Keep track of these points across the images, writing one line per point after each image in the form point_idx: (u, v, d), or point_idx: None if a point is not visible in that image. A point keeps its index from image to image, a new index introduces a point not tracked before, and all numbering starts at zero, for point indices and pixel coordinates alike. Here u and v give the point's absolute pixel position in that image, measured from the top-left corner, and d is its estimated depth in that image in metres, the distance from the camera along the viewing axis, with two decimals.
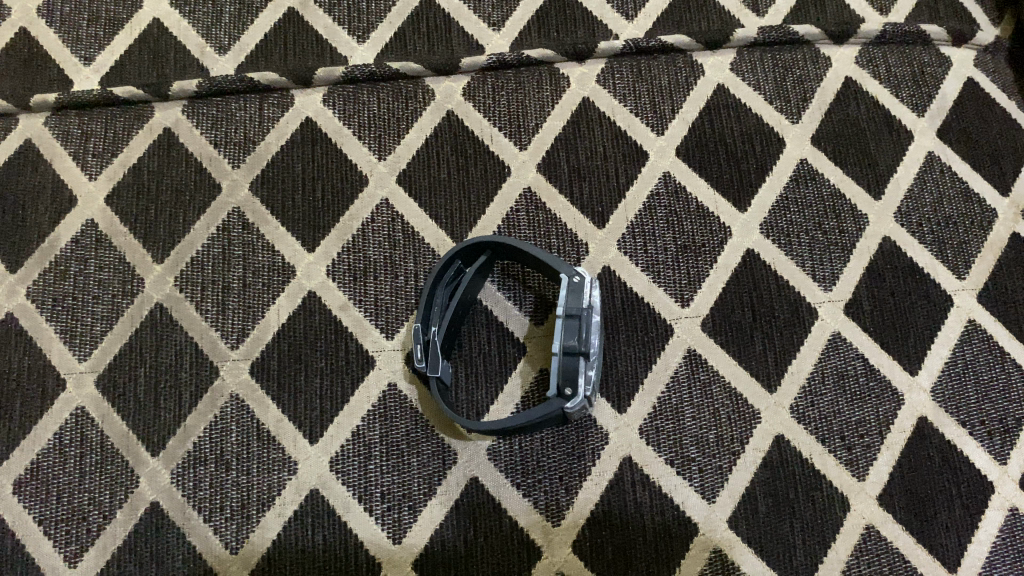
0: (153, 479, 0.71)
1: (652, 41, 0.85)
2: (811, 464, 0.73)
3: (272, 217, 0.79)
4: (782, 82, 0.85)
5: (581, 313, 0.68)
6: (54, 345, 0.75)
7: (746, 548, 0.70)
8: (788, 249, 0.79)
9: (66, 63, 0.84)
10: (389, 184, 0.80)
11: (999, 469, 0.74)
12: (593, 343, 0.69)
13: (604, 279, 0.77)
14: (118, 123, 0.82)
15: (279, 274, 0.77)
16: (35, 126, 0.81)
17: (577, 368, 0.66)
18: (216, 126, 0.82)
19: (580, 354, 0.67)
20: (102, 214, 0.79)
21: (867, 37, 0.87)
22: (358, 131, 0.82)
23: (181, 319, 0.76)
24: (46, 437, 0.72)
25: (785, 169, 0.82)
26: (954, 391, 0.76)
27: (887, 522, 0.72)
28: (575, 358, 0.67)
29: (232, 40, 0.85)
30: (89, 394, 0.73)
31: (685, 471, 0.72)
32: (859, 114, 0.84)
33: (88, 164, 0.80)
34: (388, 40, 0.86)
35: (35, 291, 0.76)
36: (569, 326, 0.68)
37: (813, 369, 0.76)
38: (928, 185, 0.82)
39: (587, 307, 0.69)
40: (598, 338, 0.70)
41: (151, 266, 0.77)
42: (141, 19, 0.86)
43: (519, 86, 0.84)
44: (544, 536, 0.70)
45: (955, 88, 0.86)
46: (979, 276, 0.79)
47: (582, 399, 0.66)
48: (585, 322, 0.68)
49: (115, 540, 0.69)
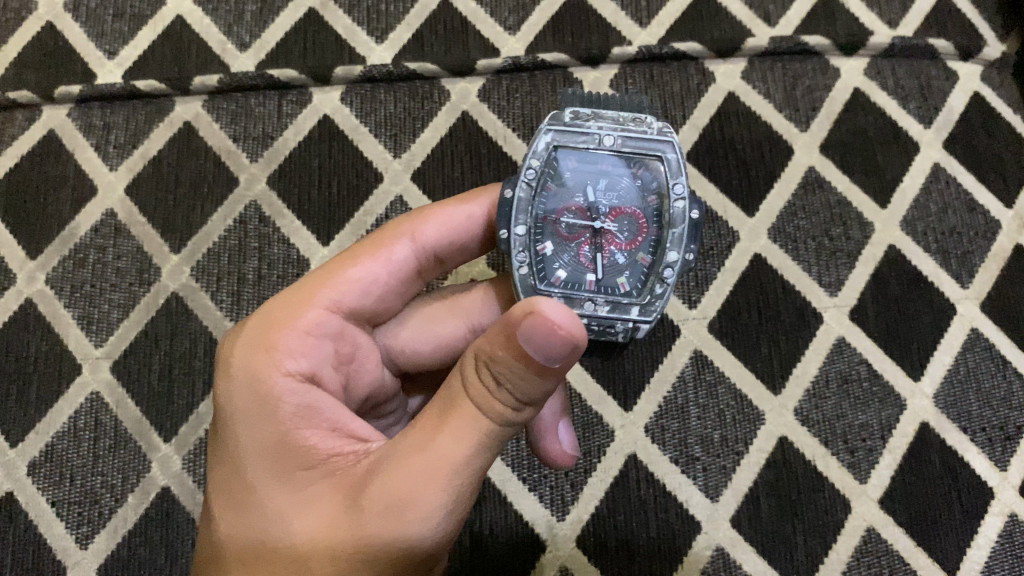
0: (165, 465, 0.72)
1: (665, 48, 0.86)
2: (813, 466, 0.74)
3: (288, 211, 0.80)
4: (792, 91, 0.86)
5: (540, 169, 0.54)
6: (72, 331, 0.76)
7: (747, 547, 0.72)
8: (796, 254, 0.80)
9: (90, 57, 0.85)
10: (404, 181, 0.81)
11: (999, 475, 0.75)
12: (569, 212, 0.55)
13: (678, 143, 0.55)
14: (140, 115, 0.83)
15: (293, 266, 0.78)
16: (58, 117, 0.83)
17: (510, 250, 0.53)
18: (235, 120, 0.83)
19: (525, 233, 0.53)
20: (122, 205, 0.81)
21: (876, 49, 0.88)
22: (375, 129, 0.83)
23: (196, 308, 0.77)
24: (61, 420, 0.74)
25: (793, 176, 0.83)
26: (956, 398, 0.77)
27: (887, 525, 0.73)
28: (509, 245, 0.53)
29: (253, 37, 0.86)
30: (104, 380, 0.75)
31: (689, 469, 0.74)
32: (867, 124, 0.86)
33: (109, 155, 0.82)
34: (406, 41, 0.86)
35: (55, 278, 0.78)
36: (508, 200, 0.54)
37: (817, 373, 0.77)
38: (934, 196, 0.83)
39: (549, 151, 0.54)
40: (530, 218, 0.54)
41: (168, 255, 0.79)
42: (165, 15, 0.87)
43: (533, 88, 0.85)
44: (550, 531, 0.72)
45: (961, 101, 0.87)
46: (982, 286, 0.81)
47: (523, 281, 0.54)
48: (529, 179, 0.54)
49: (127, 523, 0.71)
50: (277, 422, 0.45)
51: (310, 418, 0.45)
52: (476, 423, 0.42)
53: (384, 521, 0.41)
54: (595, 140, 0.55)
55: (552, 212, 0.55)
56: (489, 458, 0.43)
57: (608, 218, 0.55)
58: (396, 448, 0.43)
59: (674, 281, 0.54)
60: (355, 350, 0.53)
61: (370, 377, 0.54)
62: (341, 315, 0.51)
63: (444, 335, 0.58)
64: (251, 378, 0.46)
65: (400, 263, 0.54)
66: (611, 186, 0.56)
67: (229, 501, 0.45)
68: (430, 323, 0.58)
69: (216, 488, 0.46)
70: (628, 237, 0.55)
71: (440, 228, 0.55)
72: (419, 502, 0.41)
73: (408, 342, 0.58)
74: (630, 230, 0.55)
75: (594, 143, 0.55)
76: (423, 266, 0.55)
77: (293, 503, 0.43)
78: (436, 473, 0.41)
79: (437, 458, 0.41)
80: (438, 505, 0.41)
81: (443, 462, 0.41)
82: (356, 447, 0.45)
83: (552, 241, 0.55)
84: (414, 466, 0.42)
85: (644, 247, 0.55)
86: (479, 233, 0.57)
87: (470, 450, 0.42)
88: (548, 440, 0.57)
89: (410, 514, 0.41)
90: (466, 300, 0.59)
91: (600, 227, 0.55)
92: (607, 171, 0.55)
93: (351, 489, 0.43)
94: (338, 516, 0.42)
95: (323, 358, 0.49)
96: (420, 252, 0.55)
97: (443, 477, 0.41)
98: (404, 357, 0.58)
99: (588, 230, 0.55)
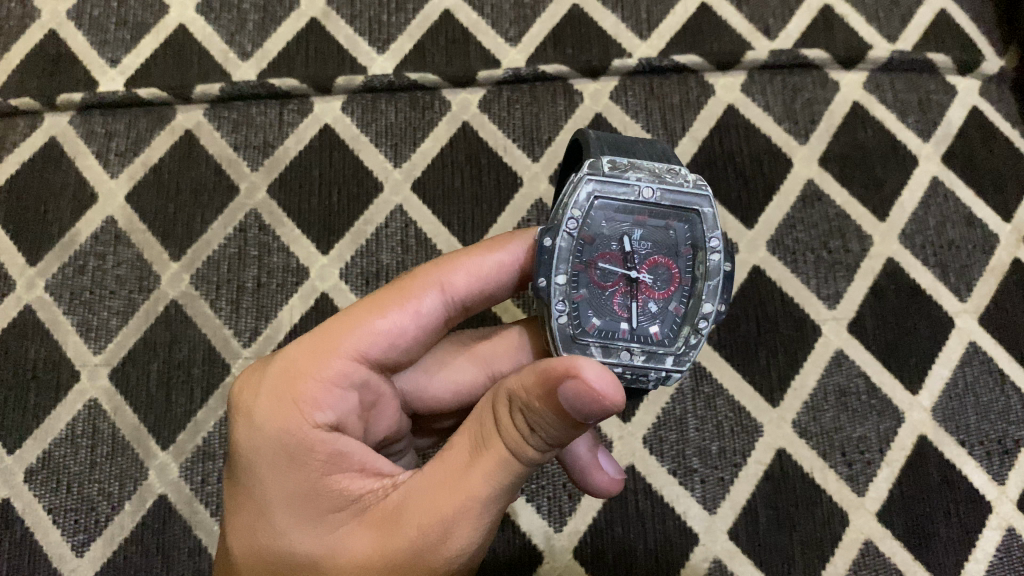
0: (163, 472, 0.72)
1: (665, 61, 0.87)
2: (811, 478, 0.74)
3: (288, 219, 0.80)
4: (791, 104, 0.87)
5: (580, 219, 0.53)
6: (70, 337, 0.76)
7: (745, 559, 0.72)
8: (795, 266, 0.81)
9: (93, 64, 0.86)
10: (404, 191, 0.81)
11: (997, 489, 0.75)
12: (606, 261, 0.54)
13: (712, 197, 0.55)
14: (141, 123, 0.83)
15: (293, 274, 0.78)
16: (60, 124, 0.83)
17: (550, 299, 0.53)
18: (236, 129, 0.83)
19: (564, 281, 0.53)
20: (122, 212, 0.81)
21: (875, 63, 0.88)
22: (375, 138, 0.83)
23: (195, 316, 0.77)
24: (59, 427, 0.74)
25: (793, 189, 0.83)
26: (954, 411, 0.77)
27: (885, 538, 0.73)
28: (548, 294, 0.52)
29: (255, 47, 0.87)
30: (102, 387, 0.75)
31: (687, 481, 0.74)
32: (866, 137, 0.86)
33: (110, 162, 0.82)
34: (407, 51, 0.87)
35: (54, 285, 0.78)
36: (547, 248, 0.52)
37: (815, 385, 0.77)
38: (932, 209, 0.84)
39: (589, 201, 0.53)
40: (569, 267, 0.53)
41: (167, 263, 0.79)
42: (167, 24, 0.88)
43: (534, 100, 0.85)
44: (547, 542, 0.72)
45: (960, 116, 0.87)
46: (980, 299, 0.81)
47: (560, 329, 0.53)
48: (570, 229, 0.53)
49: (124, 531, 0.71)
50: (301, 466, 0.45)
51: (337, 461, 0.46)
52: (508, 463, 0.43)
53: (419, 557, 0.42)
54: (634, 191, 0.54)
55: (589, 259, 0.54)
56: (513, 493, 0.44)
57: (643, 269, 0.55)
58: (422, 486, 0.44)
59: (708, 331, 0.55)
60: (379, 396, 0.53)
61: (387, 424, 0.55)
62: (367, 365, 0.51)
63: (462, 381, 0.59)
64: (276, 427, 0.46)
65: (428, 315, 0.52)
66: (647, 235, 0.55)
67: (257, 545, 0.45)
68: (450, 369, 0.59)
69: (242, 535, 0.46)
70: (662, 286, 0.55)
71: (469, 277, 0.54)
72: (452, 539, 0.42)
73: (426, 385, 0.58)
74: (664, 279, 0.55)
75: (633, 195, 0.54)
76: (452, 316, 0.54)
77: (325, 545, 0.44)
78: (468, 508, 0.42)
79: (469, 495, 0.42)
80: (471, 538, 0.42)
81: (474, 497, 0.42)
82: (381, 483, 0.46)
83: (588, 289, 0.54)
84: (441, 506, 0.42)
85: (677, 297, 0.56)
86: (508, 281, 0.56)
87: (500, 488, 0.43)
88: (598, 475, 0.56)
89: (445, 547, 0.42)
90: (488, 347, 0.60)
91: (636, 277, 0.55)
92: (643, 222, 0.55)
93: (382, 527, 0.43)
94: (371, 554, 0.43)
95: (348, 405, 0.49)
96: (448, 303, 0.53)
97: (470, 515, 0.42)
98: (419, 401, 0.58)
99: (623, 280, 0.55)
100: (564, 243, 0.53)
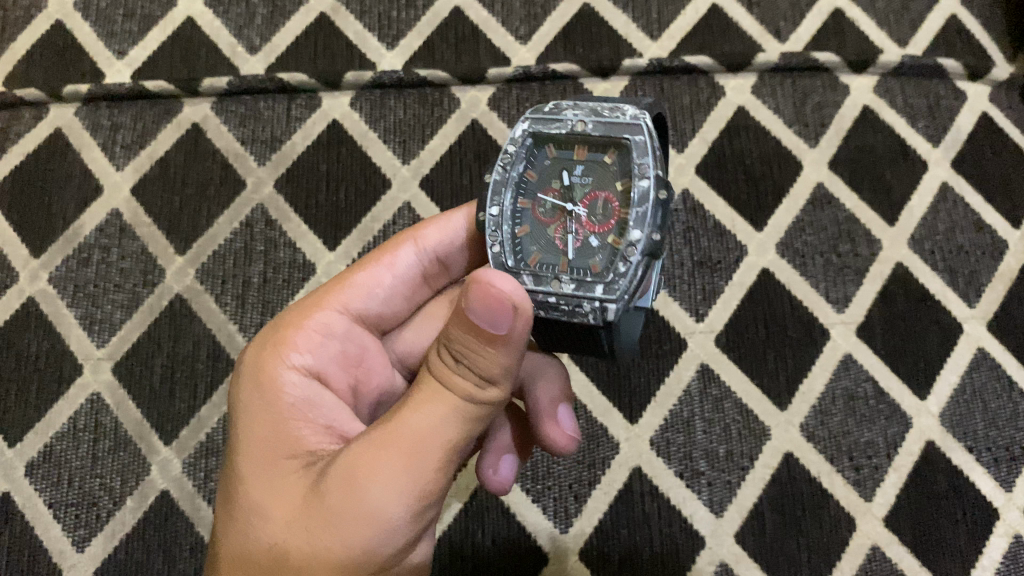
0: (165, 468, 0.72)
1: (675, 62, 0.86)
2: (819, 482, 0.74)
3: (295, 215, 0.80)
4: (801, 107, 0.86)
5: (515, 153, 0.53)
6: (74, 331, 0.76)
7: (751, 564, 0.71)
8: (804, 270, 0.80)
9: (99, 56, 0.85)
10: (411, 188, 0.81)
11: (1004, 496, 0.74)
12: (547, 197, 0.52)
13: (651, 129, 0.50)
14: (148, 115, 0.83)
15: (299, 270, 0.78)
16: (66, 116, 0.83)
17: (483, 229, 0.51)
18: (244, 123, 0.83)
19: (499, 212, 0.51)
20: (127, 205, 0.80)
21: (885, 68, 0.88)
22: (384, 134, 0.83)
23: (200, 311, 0.76)
24: (61, 421, 0.73)
25: (802, 192, 0.83)
26: (962, 417, 0.76)
27: (892, 544, 0.72)
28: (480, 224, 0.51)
29: (263, 41, 0.86)
30: (105, 381, 0.74)
31: (694, 484, 0.73)
32: (876, 141, 0.86)
33: (116, 155, 0.81)
34: (417, 48, 0.86)
35: (57, 277, 0.77)
36: (485, 184, 0.52)
37: (823, 390, 0.76)
38: (941, 215, 0.83)
39: (525, 137, 0.53)
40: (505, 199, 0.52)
41: (172, 257, 0.78)
42: (175, 17, 0.87)
43: (543, 98, 0.84)
44: (552, 543, 0.71)
45: (969, 121, 0.87)
46: (988, 305, 0.80)
47: (496, 261, 0.50)
48: (504, 162, 0.53)
49: (125, 527, 0.70)
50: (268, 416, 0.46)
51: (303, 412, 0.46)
52: (453, 398, 0.42)
53: (362, 499, 0.40)
54: (568, 125, 0.52)
55: (532, 196, 0.53)
56: (466, 435, 0.42)
57: (584, 204, 0.51)
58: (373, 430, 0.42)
59: (637, 259, 0.47)
60: (362, 354, 0.54)
61: (380, 382, 0.55)
62: (349, 318, 0.53)
63: None
64: (250, 374, 0.48)
65: (404, 267, 0.55)
66: (590, 172, 0.52)
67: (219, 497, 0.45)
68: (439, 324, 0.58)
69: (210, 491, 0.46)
70: (603, 219, 0.50)
71: (442, 232, 0.55)
72: (392, 474, 0.40)
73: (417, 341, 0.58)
74: (606, 211, 0.50)
75: (567, 128, 0.52)
76: (429, 270, 0.56)
77: (276, 490, 0.42)
78: (419, 447, 0.40)
79: (411, 429, 0.41)
80: (415, 478, 0.40)
81: (425, 435, 0.41)
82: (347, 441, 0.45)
83: (530, 224, 0.52)
84: (386, 442, 0.41)
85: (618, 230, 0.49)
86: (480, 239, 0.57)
87: (444, 424, 0.41)
88: (546, 425, 0.56)
89: (386, 487, 0.40)
90: None
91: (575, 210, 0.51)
92: (584, 158, 0.52)
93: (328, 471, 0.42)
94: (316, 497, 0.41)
95: (329, 356, 0.51)
96: (423, 256, 0.55)
97: (410, 448, 0.40)
98: (413, 357, 0.58)
99: (565, 215, 0.51)
100: (498, 176, 0.52)
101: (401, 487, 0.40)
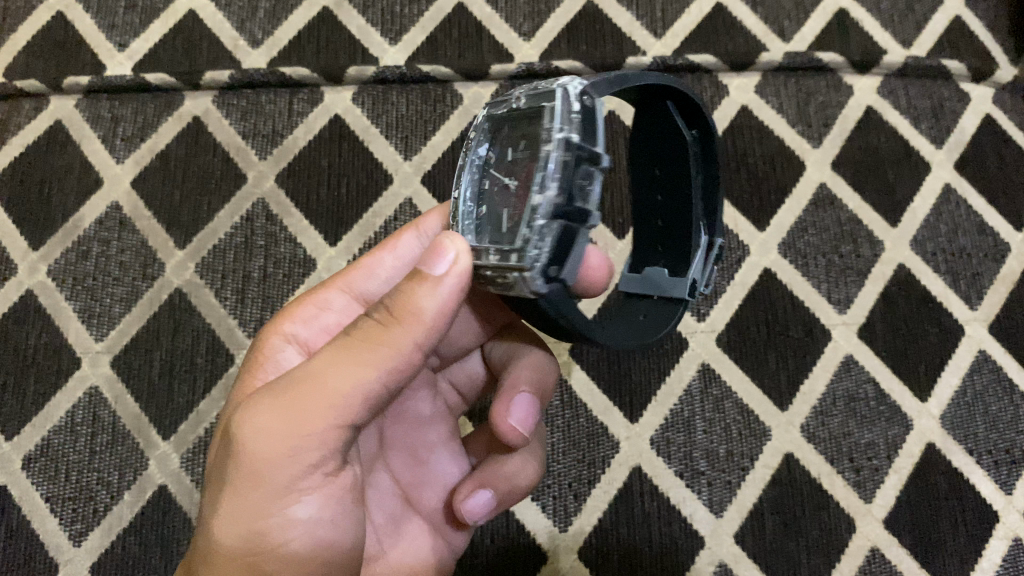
0: (164, 462, 0.71)
1: (679, 60, 0.86)
2: (819, 483, 0.74)
3: (296, 210, 0.79)
4: (804, 107, 0.86)
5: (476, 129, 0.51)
6: (73, 324, 0.75)
7: (750, 564, 0.71)
8: (806, 271, 0.80)
9: (100, 48, 0.85)
10: (413, 184, 0.80)
11: (1004, 499, 0.74)
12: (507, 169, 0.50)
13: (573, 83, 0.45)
14: (149, 108, 0.82)
15: (300, 266, 0.77)
16: (66, 107, 0.82)
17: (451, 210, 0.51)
18: (245, 117, 0.82)
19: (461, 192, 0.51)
20: (127, 198, 0.80)
21: (888, 69, 0.88)
22: (386, 129, 0.82)
23: (200, 305, 0.76)
24: (59, 414, 0.73)
25: (805, 192, 0.83)
26: (963, 419, 0.76)
27: (892, 546, 0.72)
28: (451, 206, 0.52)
29: (266, 35, 0.86)
30: (104, 374, 0.74)
31: (694, 484, 0.73)
32: (880, 142, 0.85)
33: (116, 147, 0.81)
34: (420, 43, 0.86)
35: (57, 270, 0.77)
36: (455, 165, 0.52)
37: (824, 391, 0.76)
38: (944, 216, 0.83)
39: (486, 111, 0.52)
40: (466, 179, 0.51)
41: (172, 251, 0.78)
42: (177, 10, 0.87)
43: None
44: (552, 542, 0.71)
45: (973, 123, 0.86)
46: (990, 308, 0.80)
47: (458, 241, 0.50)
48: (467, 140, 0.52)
49: (122, 521, 0.70)
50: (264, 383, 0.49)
51: None
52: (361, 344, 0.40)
53: (245, 435, 0.40)
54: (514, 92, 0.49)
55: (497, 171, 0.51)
56: (363, 384, 0.40)
57: None
58: None
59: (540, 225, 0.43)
60: None
61: None
62: (354, 297, 0.56)
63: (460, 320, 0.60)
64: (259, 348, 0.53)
65: (405, 251, 0.56)
66: None
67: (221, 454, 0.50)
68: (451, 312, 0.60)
69: None
70: None
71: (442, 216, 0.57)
72: (267, 411, 0.40)
73: None
74: None
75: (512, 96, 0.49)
76: None
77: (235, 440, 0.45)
78: (304, 389, 0.40)
79: (310, 372, 0.41)
80: (292, 414, 0.39)
81: (315, 380, 0.40)
82: None
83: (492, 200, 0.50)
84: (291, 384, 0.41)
85: None
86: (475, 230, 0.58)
87: (335, 367, 0.40)
88: (497, 404, 0.54)
89: (261, 424, 0.40)
90: None
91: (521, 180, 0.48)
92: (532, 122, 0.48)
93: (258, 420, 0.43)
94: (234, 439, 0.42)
95: (327, 330, 0.54)
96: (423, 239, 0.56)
97: (296, 387, 0.40)
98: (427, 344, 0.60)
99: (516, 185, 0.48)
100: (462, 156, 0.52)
101: (277, 420, 0.39)
